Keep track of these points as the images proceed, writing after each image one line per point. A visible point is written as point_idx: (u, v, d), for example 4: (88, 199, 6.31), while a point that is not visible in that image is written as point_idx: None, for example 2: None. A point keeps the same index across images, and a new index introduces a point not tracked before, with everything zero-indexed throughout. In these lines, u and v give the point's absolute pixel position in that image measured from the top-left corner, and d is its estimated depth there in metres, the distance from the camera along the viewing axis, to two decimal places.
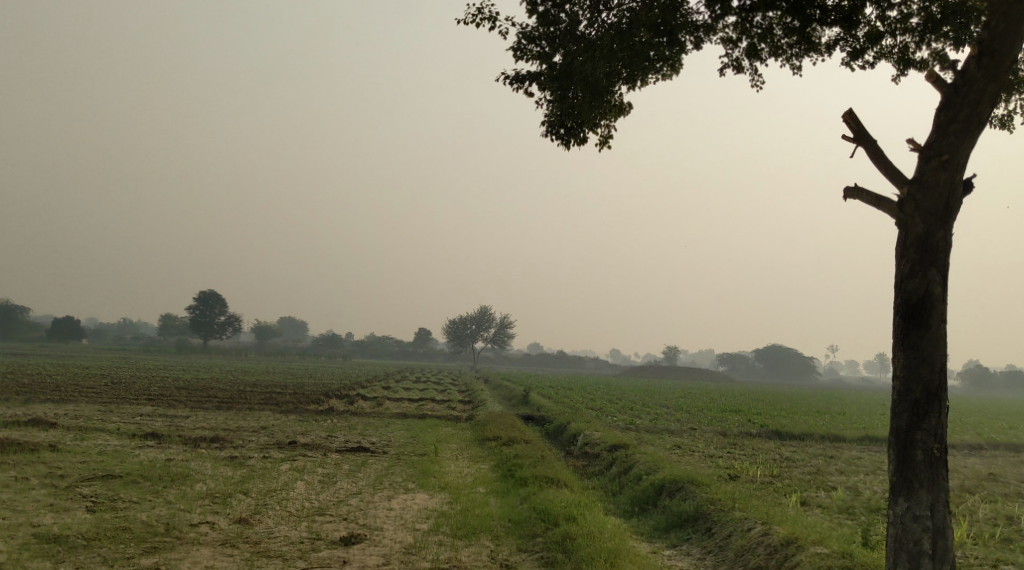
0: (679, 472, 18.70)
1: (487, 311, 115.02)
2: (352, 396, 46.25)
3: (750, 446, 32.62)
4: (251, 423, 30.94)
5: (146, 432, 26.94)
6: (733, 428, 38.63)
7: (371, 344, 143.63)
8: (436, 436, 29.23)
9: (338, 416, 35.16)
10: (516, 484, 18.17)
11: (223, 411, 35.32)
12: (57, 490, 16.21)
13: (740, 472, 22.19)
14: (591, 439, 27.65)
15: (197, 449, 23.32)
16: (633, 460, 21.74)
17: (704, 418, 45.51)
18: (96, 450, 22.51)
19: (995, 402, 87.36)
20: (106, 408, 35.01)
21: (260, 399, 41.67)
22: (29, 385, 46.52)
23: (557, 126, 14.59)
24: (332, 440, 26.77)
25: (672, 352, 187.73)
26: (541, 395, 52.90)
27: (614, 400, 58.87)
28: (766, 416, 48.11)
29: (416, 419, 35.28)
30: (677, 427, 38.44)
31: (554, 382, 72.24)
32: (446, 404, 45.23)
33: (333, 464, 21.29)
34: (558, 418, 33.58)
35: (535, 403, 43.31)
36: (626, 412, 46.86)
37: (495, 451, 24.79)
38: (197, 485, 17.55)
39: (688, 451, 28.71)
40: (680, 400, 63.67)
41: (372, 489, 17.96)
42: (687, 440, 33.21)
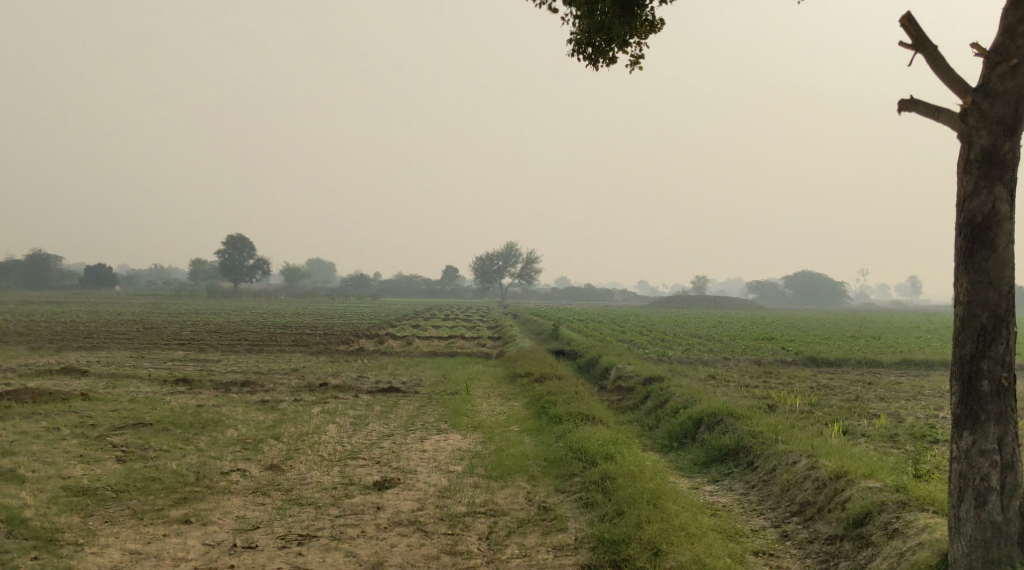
0: (716, 406, 18.31)
1: (514, 246, 114.44)
2: (382, 335, 46.17)
3: (785, 375, 32.14)
4: (281, 365, 30.81)
5: (178, 378, 26.86)
6: (766, 356, 38.14)
7: (399, 282, 143.84)
8: (467, 374, 28.96)
9: (369, 356, 34.98)
10: (551, 422, 17.82)
11: (253, 354, 35.26)
12: (87, 441, 16.04)
13: (779, 402, 21.74)
14: (624, 372, 27.28)
15: (228, 393, 23.16)
16: (668, 393, 21.37)
17: (736, 347, 45.05)
18: (127, 398, 22.39)
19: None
20: (138, 354, 35.04)
21: (290, 342, 41.61)
22: (63, 333, 46.82)
23: (584, 45, 13.72)
24: (363, 381, 26.56)
25: (701, 281, 186.65)
26: (571, 329, 52.60)
27: (645, 332, 58.48)
28: (798, 344, 47.57)
29: (446, 357, 35.05)
30: (710, 357, 38.02)
31: (583, 316, 71.92)
32: (476, 341, 45.01)
33: (365, 406, 21.03)
34: (590, 353, 33.20)
35: (566, 337, 42.99)
36: (658, 344, 46.45)
37: (527, 387, 24.45)
38: (228, 432, 17.34)
39: (722, 384, 28.29)
40: (711, 330, 63.23)
41: (405, 431, 17.68)
42: (721, 371, 32.76)
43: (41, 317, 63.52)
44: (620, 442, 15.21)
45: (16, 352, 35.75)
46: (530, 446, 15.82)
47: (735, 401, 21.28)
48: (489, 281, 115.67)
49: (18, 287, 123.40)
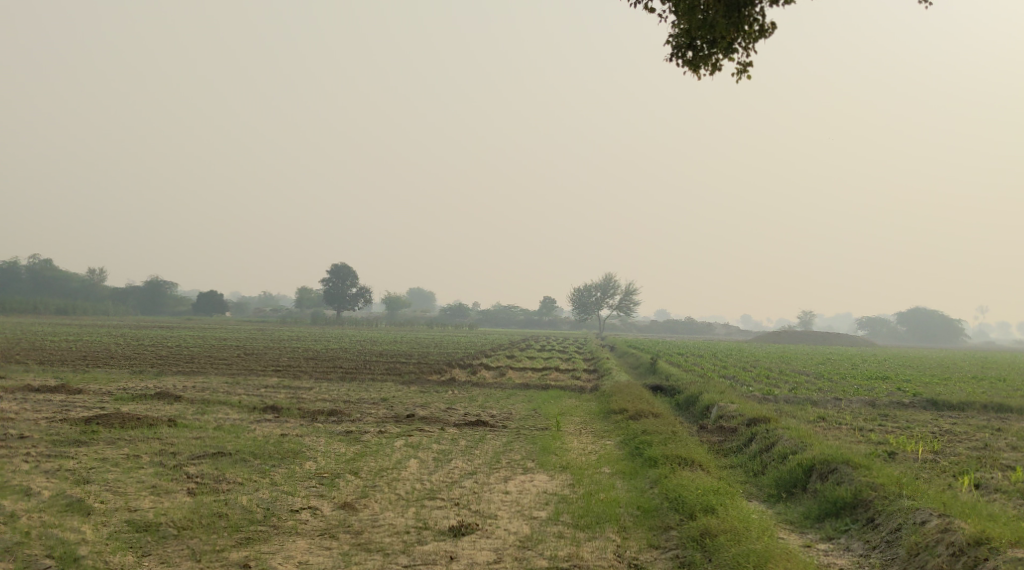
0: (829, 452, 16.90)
1: (612, 278, 112.83)
2: (476, 366, 45.38)
3: (899, 419, 30.01)
4: (371, 395, 30.22)
5: (267, 405, 26.50)
6: (879, 398, 35.92)
7: (497, 312, 143.51)
8: (559, 408, 27.85)
9: (460, 387, 34.17)
10: (646, 465, 16.66)
11: (345, 382, 34.84)
12: (163, 470, 15.57)
13: (899, 450, 20.02)
14: (726, 411, 25.82)
15: (313, 423, 22.59)
16: (776, 437, 19.97)
17: (846, 387, 42.70)
18: (213, 424, 21.92)
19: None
20: (233, 381, 34.97)
21: (384, 370, 41.17)
22: (166, 357, 47.39)
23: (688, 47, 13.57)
24: (451, 414, 25.70)
25: (807, 315, 180.95)
26: (669, 362, 51.01)
27: (748, 368, 56.32)
28: (913, 385, 44.90)
29: (539, 390, 33.98)
30: (817, 398, 35.99)
31: (682, 350, 69.90)
32: (570, 374, 43.82)
33: (450, 441, 20.14)
34: (690, 389, 31.71)
35: (664, 371, 41.48)
36: (762, 381, 44.49)
37: (622, 425, 23.22)
38: (307, 464, 16.62)
39: (831, 428, 26.49)
40: (817, 368, 60.55)
41: (488, 469, 16.66)
42: (829, 413, 30.84)
43: (150, 341, 64.91)
44: (723, 492, 13.94)
45: (116, 375, 36.11)
46: (623, 492, 14.66)
47: (847, 447, 19.71)
48: (587, 312, 114.33)
49: (134, 311, 127.55)
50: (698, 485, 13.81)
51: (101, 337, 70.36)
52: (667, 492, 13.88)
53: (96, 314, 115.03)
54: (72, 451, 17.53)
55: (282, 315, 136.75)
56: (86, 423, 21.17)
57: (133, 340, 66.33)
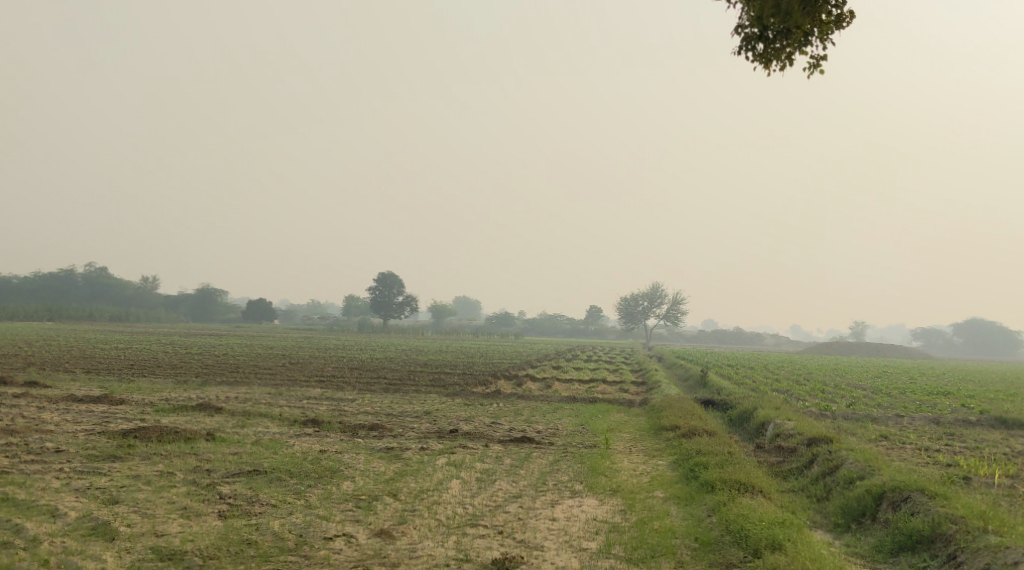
0: (900, 480, 16.06)
1: (660, 287, 111.35)
2: (522, 377, 44.47)
3: (965, 442, 28.66)
4: (415, 408, 29.49)
5: (309, 418, 25.87)
6: (941, 417, 34.49)
7: (543, 322, 142.54)
8: (607, 424, 26.92)
9: (506, 400, 33.34)
10: (703, 491, 15.77)
11: (389, 394, 34.15)
12: (196, 489, 14.93)
13: (970, 477, 18.99)
14: (782, 429, 24.85)
15: (354, 438, 21.87)
16: (840, 461, 19.05)
17: (905, 403, 41.23)
18: (251, 438, 21.30)
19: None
20: (276, 391, 34.45)
21: (428, 381, 40.50)
22: (211, 365, 47.10)
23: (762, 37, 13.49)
24: (496, 428, 24.93)
25: (860, 326, 177.32)
26: (720, 375, 49.66)
27: (800, 381, 54.89)
28: (976, 402, 43.22)
29: (587, 404, 33.03)
30: (876, 415, 34.64)
31: (732, 361, 68.42)
32: (618, 386, 42.77)
33: (494, 459, 19.32)
34: (743, 404, 30.71)
35: (716, 384, 40.31)
36: (816, 396, 43.19)
37: (674, 444, 22.25)
38: (345, 484, 15.92)
39: (893, 451, 25.30)
40: (873, 381, 58.86)
41: (535, 492, 15.81)
42: (890, 433, 29.57)
43: (198, 349, 64.92)
44: (791, 524, 13.01)
45: (160, 384, 35.74)
46: (680, 521, 13.77)
47: (916, 473, 18.68)
48: (634, 321, 112.97)
49: (186, 319, 128.63)
50: (761, 516, 12.92)
51: (153, 345, 70.69)
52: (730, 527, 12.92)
53: (148, 322, 116.11)
54: (106, 466, 16.98)
55: (330, 323, 137.01)
56: (123, 436, 20.64)
57: (182, 348, 66.37)
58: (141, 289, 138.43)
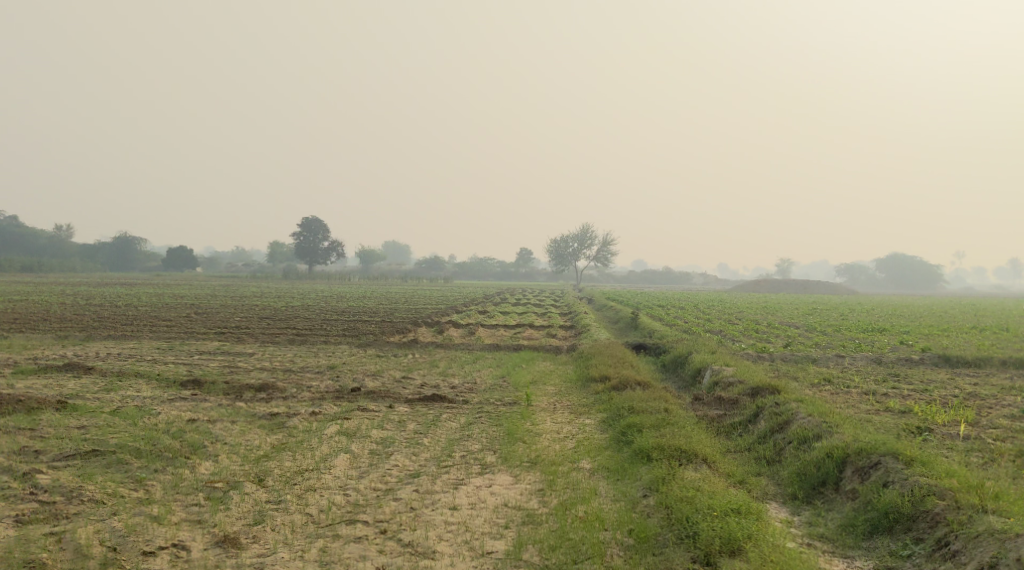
0: (862, 439, 13.96)
1: (590, 228, 108.98)
2: (444, 323, 41.69)
3: (912, 385, 26.89)
4: (319, 362, 26.47)
5: (192, 377, 22.66)
6: (883, 356, 32.87)
7: (472, 265, 139.46)
8: (531, 375, 24.38)
9: (423, 350, 30.54)
10: (638, 463, 13.25)
11: (295, 346, 31.01)
12: (4, 482, 11.86)
13: (929, 430, 17.15)
14: (722, 378, 22.72)
15: (237, 403, 18.78)
16: (792, 416, 16.75)
17: (843, 341, 39.68)
18: (111, 405, 18.05)
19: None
20: (168, 345, 30.91)
21: (341, 331, 37.31)
22: (107, 317, 43.00)
23: None
24: (406, 385, 22.14)
25: (785, 264, 178.02)
26: (650, 316, 47.48)
27: (734, 320, 53.28)
28: (914, 338, 41.97)
29: (512, 352, 30.45)
30: (816, 356, 32.83)
31: (662, 301, 66.57)
32: (546, 331, 40.35)
33: (395, 425, 16.47)
34: (677, 348, 28.54)
35: (647, 327, 38.06)
36: (752, 336, 41.50)
37: (604, 398, 19.79)
38: (202, 468, 12.85)
39: (841, 398, 23.33)
40: (806, 318, 57.60)
41: (437, 467, 13.09)
42: (833, 377, 27.72)
43: (103, 299, 60.46)
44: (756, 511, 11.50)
45: (36, 340, 31.84)
46: (610, 507, 11.91)
47: (875, 428, 16.55)
48: (564, 262, 110.67)
49: (104, 268, 122.58)
50: (712, 501, 11.51)
51: (57, 295, 65.95)
52: (680, 527, 11.31)
53: (62, 272, 110.18)
54: None
55: (252, 270, 132.11)
56: None
57: (86, 298, 61.67)
58: (54, 238, 131.39)
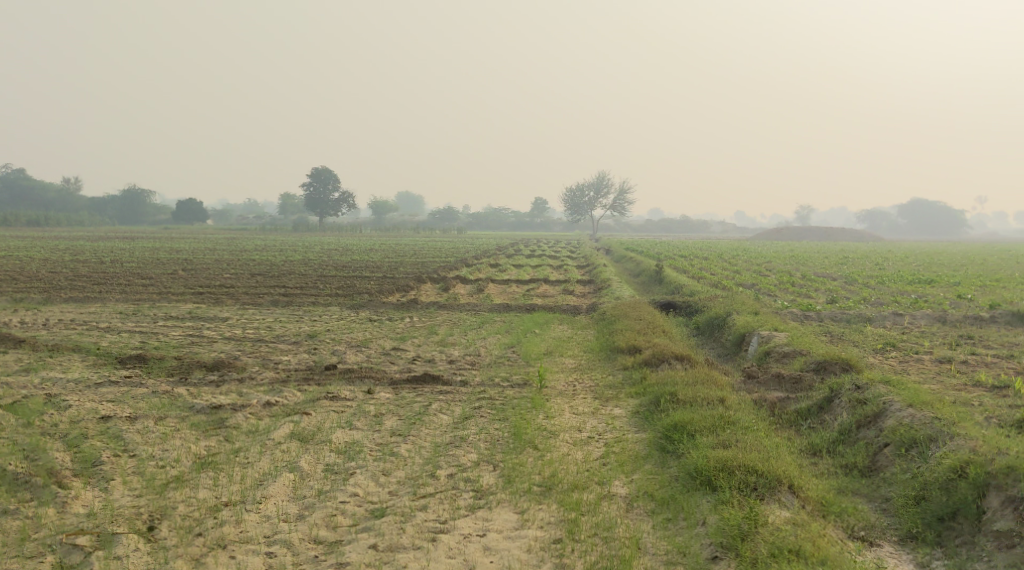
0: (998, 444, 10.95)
1: (607, 176, 104.48)
2: (450, 280, 37.83)
3: (990, 351, 23.08)
4: (298, 330, 22.59)
5: (139, 350, 18.84)
6: (946, 314, 28.95)
7: (485, 215, 134.87)
8: (545, 346, 20.64)
9: (423, 313, 26.64)
10: (699, 497, 10.80)
11: (278, 308, 27.10)
12: None
13: None
14: (775, 347, 19.02)
15: (176, 387, 14.89)
16: (884, 406, 12.91)
17: (892, 295, 35.76)
18: (16, 394, 14.42)
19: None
20: (132, 308, 27.00)
21: (335, 290, 33.40)
22: (79, 276, 38.84)
23: None
24: (397, 359, 18.41)
25: (804, 211, 172.81)
26: (676, 269, 43.41)
27: (764, 272, 49.19)
28: (969, 291, 37.98)
29: (524, 314, 26.57)
30: (869, 314, 28.93)
31: (683, 251, 62.34)
32: (563, 287, 36.38)
33: (369, 423, 12.64)
34: (713, 308, 24.80)
35: (674, 281, 34.19)
36: (790, 290, 37.61)
37: (637, 378, 16.07)
38: (72, 512, 10.29)
39: (915, 372, 19.58)
40: (840, 269, 53.36)
41: (398, 515, 10.41)
42: (898, 341, 23.85)
43: (90, 255, 56.08)
44: None
45: None
46: None
47: (986, 424, 13.01)
48: (581, 212, 106.34)
49: (111, 221, 118.74)
50: None
51: (46, 251, 61.74)
52: None
53: (69, 226, 106.56)
54: None
55: (262, 223, 127.95)
56: None
57: (71, 254, 57.32)
58: (60, 191, 127.33)
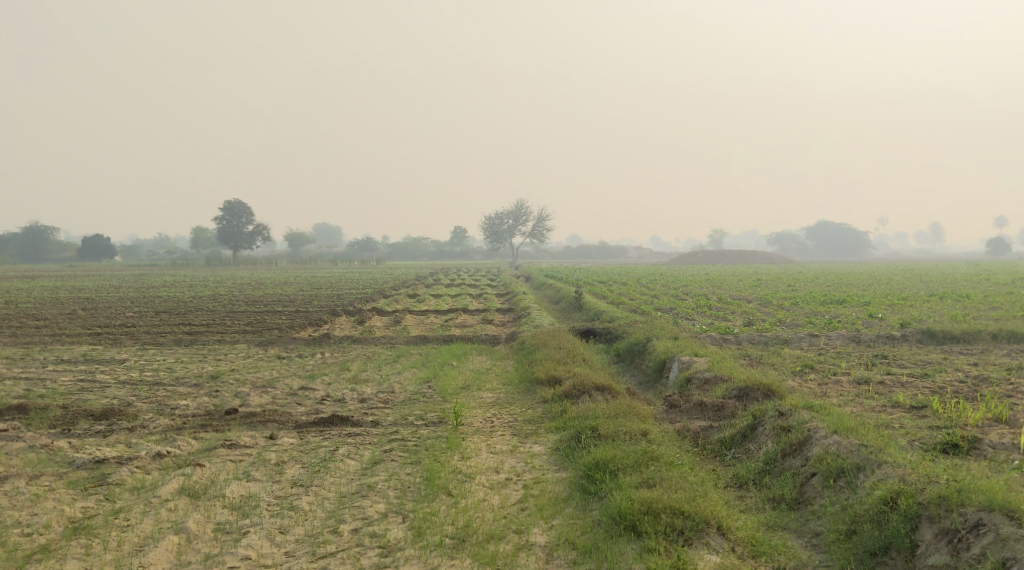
0: (922, 468, 11.22)
1: (525, 204, 104.46)
2: (366, 312, 36.79)
3: (905, 370, 23.14)
4: (201, 371, 21.35)
5: (22, 399, 17.45)
6: (860, 333, 29.13)
7: (404, 245, 133.56)
8: (462, 380, 19.87)
9: (335, 349, 25.60)
10: (623, 541, 10.78)
11: (181, 348, 25.71)
12: None
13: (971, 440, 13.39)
14: (695, 374, 18.61)
15: (58, 440, 13.70)
16: (809, 433, 12.49)
17: (807, 316, 35.97)
18: None
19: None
20: (22, 352, 25.30)
21: (244, 326, 32.03)
22: None
23: None
24: (304, 400, 17.42)
25: (718, 234, 175.78)
26: (595, 295, 43.08)
27: (682, 296, 49.28)
28: (881, 310, 38.52)
29: (440, 346, 25.72)
30: (786, 335, 28.92)
31: (601, 276, 62.20)
32: (482, 317, 35.65)
33: (266, 476, 11.94)
34: (632, 334, 24.39)
35: (593, 307, 33.78)
36: (709, 313, 37.59)
37: (556, 412, 15.40)
38: None
39: (834, 394, 19.39)
40: (755, 290, 53.85)
41: None
42: (816, 363, 23.74)
43: None
44: None
45: None
46: None
47: (910, 448, 12.78)
48: (500, 240, 106.03)
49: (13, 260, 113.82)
50: None
51: None
52: None
53: None
54: None
55: (173, 258, 124.27)
56: None
57: None
58: None
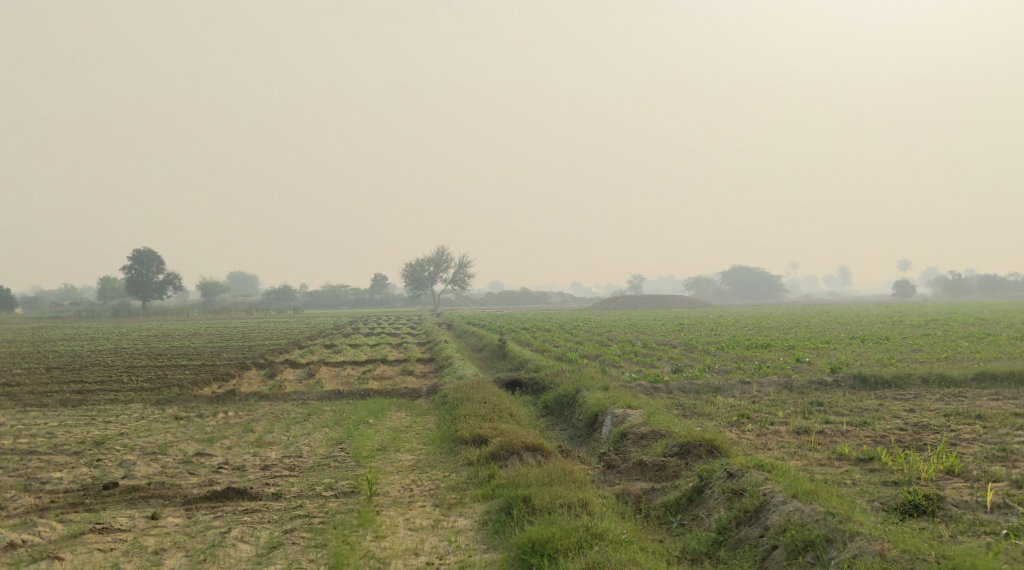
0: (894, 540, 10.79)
1: (444, 250, 102.95)
2: (277, 365, 34.62)
3: (843, 418, 22.14)
4: (85, 436, 19.11)
5: None
6: (792, 379, 28.18)
7: (322, 293, 130.49)
8: (379, 440, 18.07)
9: (241, 407, 23.53)
10: None
11: (68, 410, 23.32)
12: None
13: (936, 498, 12.29)
14: (630, 429, 17.21)
15: None
16: (766, 499, 11.66)
17: (735, 362, 35.01)
18: None
19: (981, 306, 79.09)
20: None
21: (143, 383, 29.58)
22: None
23: None
24: (199, 469, 15.47)
25: (637, 280, 176.63)
26: (518, 343, 41.64)
27: (606, 343, 48.04)
28: (808, 354, 37.83)
29: (356, 402, 23.85)
30: (717, 383, 27.80)
31: (523, 323, 60.68)
32: (401, 368, 33.80)
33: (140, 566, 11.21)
34: (560, 384, 22.94)
35: (516, 356, 32.25)
36: (635, 361, 36.41)
37: (484, 477, 13.82)
38: None
39: (777, 447, 18.19)
40: (679, 336, 52.97)
41: None
42: (752, 412, 22.59)
43: None
44: None
45: None
46: None
47: (872, 515, 11.75)
48: (421, 289, 104.06)
49: None
50: None
51: None
52: None
53: None
54: None
55: (79, 310, 119.03)
56: None
57: None
58: None
